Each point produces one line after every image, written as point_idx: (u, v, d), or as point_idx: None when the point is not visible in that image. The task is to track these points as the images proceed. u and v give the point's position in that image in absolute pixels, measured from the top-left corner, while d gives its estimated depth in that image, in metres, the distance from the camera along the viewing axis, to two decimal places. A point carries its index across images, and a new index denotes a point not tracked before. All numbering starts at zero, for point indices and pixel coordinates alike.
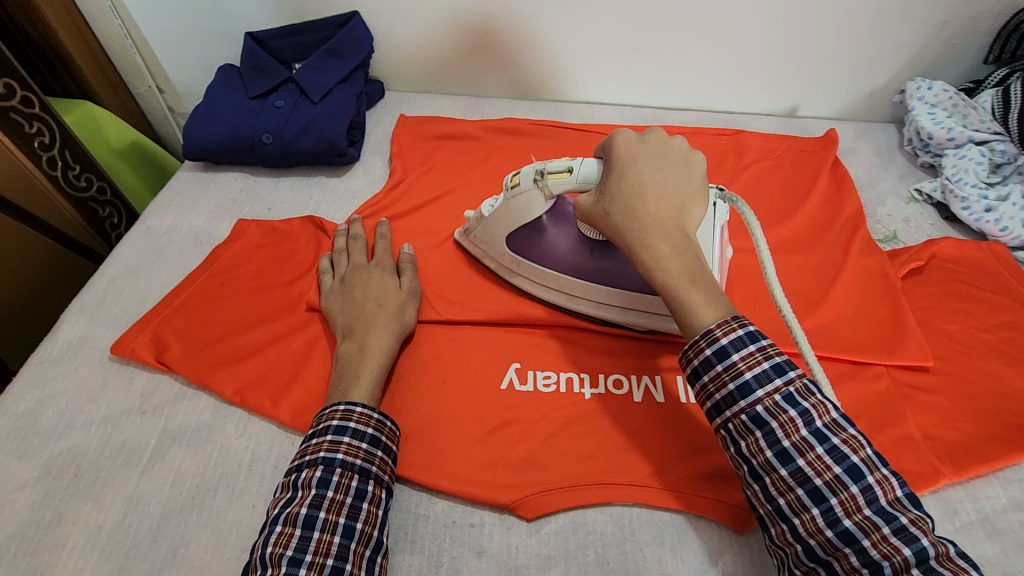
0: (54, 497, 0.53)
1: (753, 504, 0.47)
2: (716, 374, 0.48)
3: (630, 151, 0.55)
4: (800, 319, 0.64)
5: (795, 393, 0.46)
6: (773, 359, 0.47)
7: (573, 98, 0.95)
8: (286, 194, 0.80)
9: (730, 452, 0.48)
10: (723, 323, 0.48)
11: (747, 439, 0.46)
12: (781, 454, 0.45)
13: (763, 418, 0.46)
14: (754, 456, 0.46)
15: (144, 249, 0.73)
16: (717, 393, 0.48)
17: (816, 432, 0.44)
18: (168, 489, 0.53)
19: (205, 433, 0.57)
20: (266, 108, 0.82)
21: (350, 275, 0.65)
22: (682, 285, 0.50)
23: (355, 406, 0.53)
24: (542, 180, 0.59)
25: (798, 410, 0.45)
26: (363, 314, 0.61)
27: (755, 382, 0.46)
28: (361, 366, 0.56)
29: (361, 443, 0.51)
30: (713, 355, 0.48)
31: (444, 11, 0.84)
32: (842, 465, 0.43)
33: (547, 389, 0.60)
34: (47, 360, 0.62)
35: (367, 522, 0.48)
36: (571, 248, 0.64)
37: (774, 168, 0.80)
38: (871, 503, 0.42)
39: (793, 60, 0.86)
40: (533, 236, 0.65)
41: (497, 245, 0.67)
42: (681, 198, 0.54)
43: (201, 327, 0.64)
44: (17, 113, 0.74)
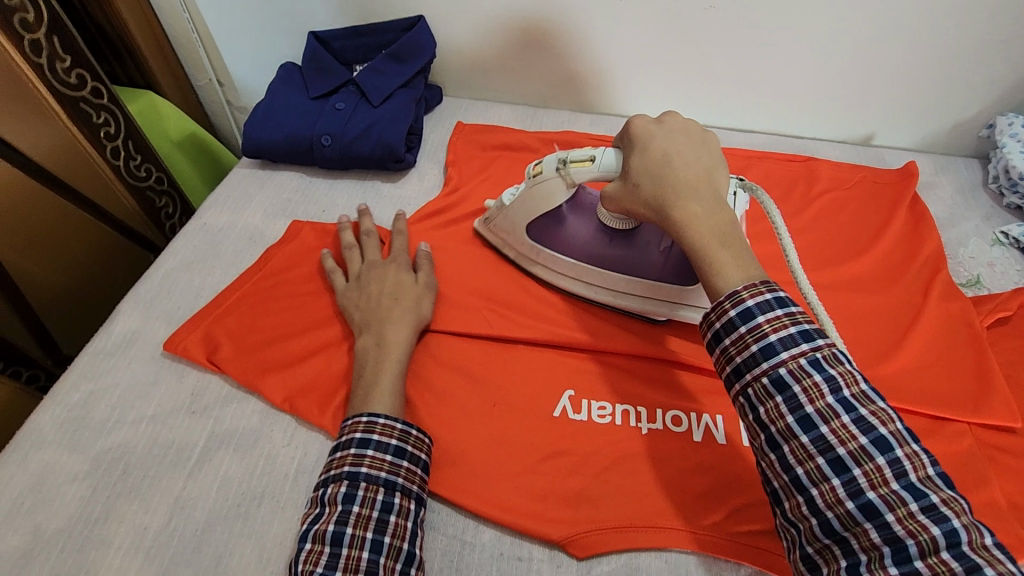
0: (102, 492, 0.53)
1: (767, 477, 0.44)
2: (739, 336, 0.45)
3: (649, 130, 0.54)
4: (877, 367, 0.60)
5: (823, 359, 0.42)
6: (801, 325, 0.43)
7: (634, 113, 0.93)
8: (341, 197, 0.80)
9: (747, 420, 0.45)
10: (751, 287, 0.45)
11: (766, 405, 0.43)
12: (804, 421, 0.41)
13: (785, 382, 0.42)
14: (773, 423, 0.42)
15: (199, 245, 0.73)
16: (738, 356, 0.45)
17: (843, 400, 0.41)
18: (214, 495, 0.53)
19: (252, 438, 0.56)
20: (327, 109, 0.82)
21: (365, 273, 0.64)
22: (711, 246, 0.48)
23: (377, 417, 0.52)
24: (563, 169, 0.59)
25: (824, 375, 0.42)
26: (381, 309, 0.61)
27: (780, 345, 0.43)
28: (380, 361, 0.56)
29: (385, 455, 0.50)
30: (737, 317, 0.45)
31: (511, 20, 0.83)
32: (868, 435, 0.40)
33: (602, 421, 0.57)
34: (100, 351, 0.63)
35: (395, 535, 0.47)
36: (589, 237, 0.64)
37: (846, 199, 0.76)
38: (900, 477, 0.39)
39: (871, 87, 0.81)
40: (552, 225, 0.65)
41: (517, 233, 0.67)
42: (706, 164, 0.53)
43: (251, 328, 0.64)
44: (87, 103, 0.75)
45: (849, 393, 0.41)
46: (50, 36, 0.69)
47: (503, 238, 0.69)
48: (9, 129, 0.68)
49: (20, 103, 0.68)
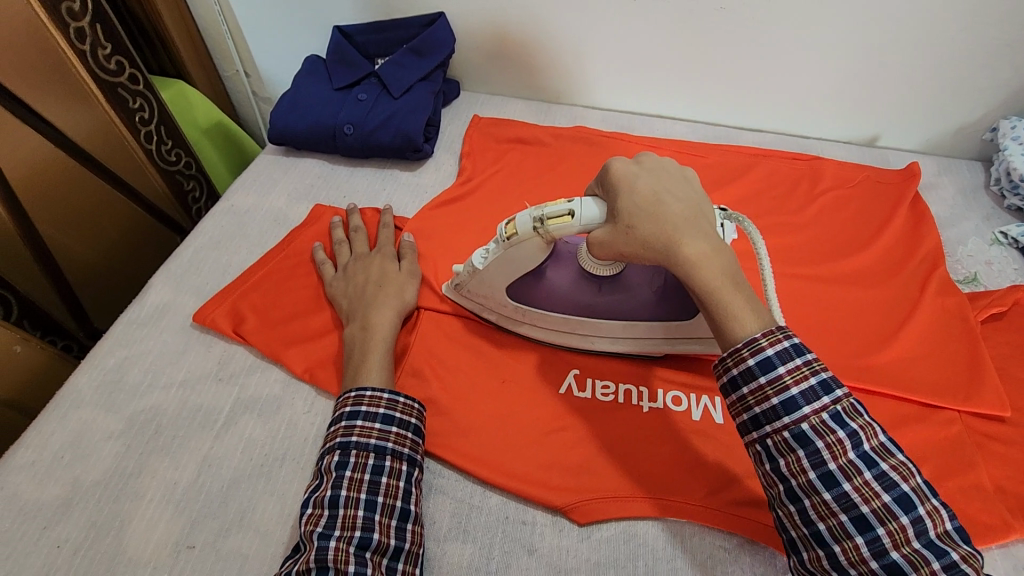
0: (135, 449, 0.56)
1: (784, 526, 0.46)
2: (758, 386, 0.46)
3: (632, 171, 0.53)
4: (874, 355, 0.63)
5: (843, 413, 0.45)
6: (820, 375, 0.46)
7: (645, 111, 0.95)
8: (361, 184, 0.83)
9: (764, 469, 0.47)
10: (768, 333, 0.46)
11: (788, 458, 0.45)
12: (827, 477, 0.44)
13: (809, 437, 0.45)
14: (794, 477, 0.45)
15: (227, 226, 0.77)
16: (758, 407, 0.46)
17: (864, 457, 0.44)
18: (239, 455, 0.56)
19: (275, 405, 0.60)
20: (350, 99, 0.85)
21: (352, 264, 0.68)
22: (723, 289, 0.48)
23: (365, 391, 0.54)
24: (542, 227, 0.54)
25: (847, 431, 0.44)
26: (366, 297, 0.64)
27: (803, 400, 0.45)
28: (367, 343, 0.59)
29: (374, 423, 0.53)
30: (757, 366, 0.46)
31: (528, 18, 0.86)
32: (890, 493, 0.43)
33: (605, 399, 0.60)
34: (134, 321, 0.66)
35: (388, 494, 0.50)
36: (577, 288, 0.60)
37: (848, 197, 0.79)
38: (919, 535, 0.42)
39: (877, 90, 0.84)
40: (534, 283, 0.61)
41: (497, 296, 0.63)
42: (694, 201, 0.52)
43: (274, 303, 0.68)
44: (124, 89, 0.79)
45: (869, 448, 0.45)
46: (94, 24, 0.74)
47: (481, 302, 0.64)
48: (53, 110, 0.72)
49: (65, 86, 0.73)
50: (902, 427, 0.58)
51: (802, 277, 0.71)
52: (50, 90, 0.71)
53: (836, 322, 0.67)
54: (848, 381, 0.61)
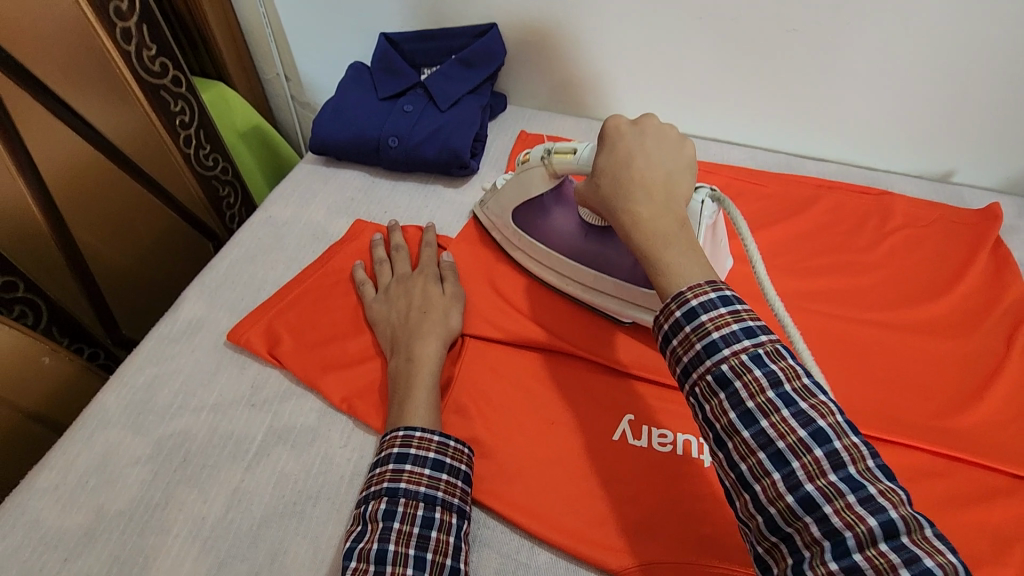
0: (161, 478, 0.53)
1: (718, 474, 0.41)
2: (685, 337, 0.42)
3: (621, 131, 0.52)
4: (957, 416, 0.58)
5: (765, 354, 0.39)
6: (745, 322, 0.40)
7: (701, 134, 0.91)
8: (403, 198, 0.80)
9: (696, 419, 0.42)
10: (696, 287, 0.42)
11: (711, 403, 0.40)
12: (745, 417, 0.38)
13: (727, 378, 0.39)
14: (718, 421, 0.40)
15: (264, 238, 0.74)
16: (686, 356, 0.42)
17: (783, 393, 0.38)
18: (271, 490, 0.53)
19: (310, 436, 0.56)
20: (395, 110, 0.82)
21: (393, 286, 0.65)
22: (654, 246, 0.46)
23: (414, 431, 0.51)
24: (548, 158, 0.62)
25: (765, 371, 0.39)
26: (410, 324, 0.60)
27: (723, 342, 0.40)
28: (412, 377, 0.55)
29: (423, 469, 0.49)
30: (682, 317, 0.42)
31: (585, 34, 0.82)
32: (807, 428, 0.37)
33: (663, 450, 0.55)
34: (167, 336, 0.64)
35: (437, 552, 0.46)
36: (571, 230, 0.67)
37: (923, 237, 0.73)
38: (838, 468, 0.36)
39: (954, 123, 0.79)
40: (537, 214, 0.68)
41: (503, 217, 0.70)
42: (668, 168, 0.50)
43: (312, 323, 0.64)
44: (166, 91, 0.78)
45: (789, 387, 0.38)
46: (140, 24, 0.72)
47: (491, 221, 0.72)
48: (95, 112, 0.70)
49: (108, 88, 0.71)
50: (990, 501, 0.53)
51: (876, 324, 0.66)
52: (94, 91, 0.69)
53: (913, 375, 0.61)
54: (931, 444, 0.56)
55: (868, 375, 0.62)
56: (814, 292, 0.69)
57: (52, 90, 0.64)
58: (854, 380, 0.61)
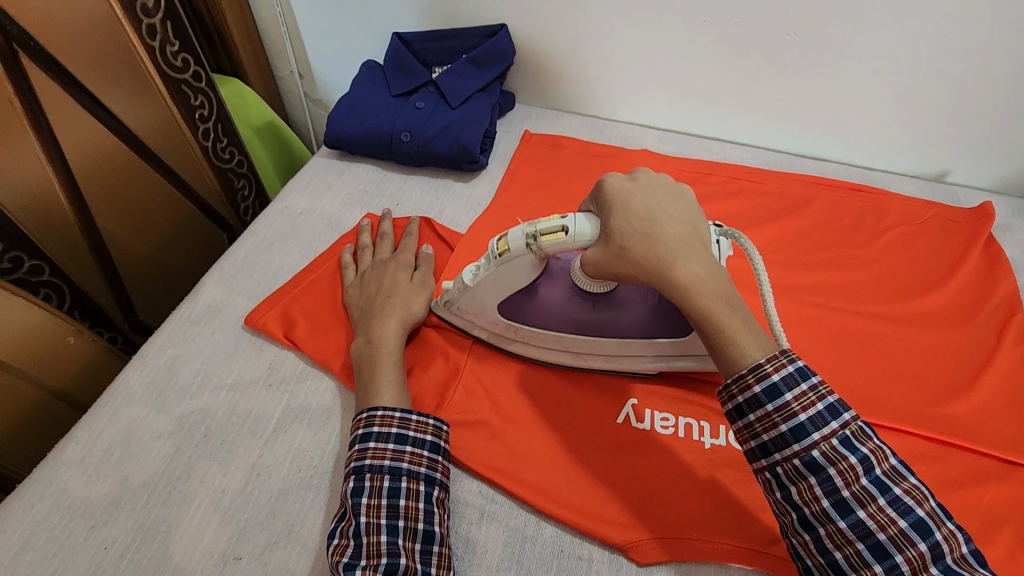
0: (184, 453, 0.55)
1: (798, 554, 0.45)
2: (765, 413, 0.45)
3: (625, 188, 0.53)
4: (948, 404, 0.60)
5: (852, 437, 0.44)
6: (827, 400, 0.44)
7: (704, 134, 0.93)
8: (414, 192, 0.82)
9: (775, 498, 0.46)
10: (772, 358, 0.45)
11: (799, 486, 0.44)
12: (840, 505, 0.42)
13: (820, 464, 0.43)
14: (807, 505, 0.43)
15: (280, 228, 0.76)
16: (765, 434, 0.45)
17: (876, 481, 0.43)
18: (289, 465, 0.55)
19: (326, 416, 0.59)
20: (407, 107, 0.85)
21: (371, 271, 0.67)
22: (720, 308, 0.46)
23: (376, 411, 0.53)
24: (535, 244, 0.53)
25: (858, 457, 0.43)
26: (376, 309, 0.62)
27: (811, 426, 0.44)
28: (374, 358, 0.58)
29: (386, 444, 0.51)
30: (763, 394, 0.44)
31: (590, 36, 0.85)
32: (907, 518, 0.41)
33: (665, 432, 0.58)
34: (187, 320, 0.66)
35: (408, 518, 0.48)
36: (567, 302, 0.60)
37: (917, 234, 0.76)
38: (938, 560, 0.40)
39: (948, 125, 0.81)
40: (526, 298, 0.61)
41: (488, 313, 0.61)
42: (687, 221, 0.52)
43: (325, 309, 0.67)
44: (188, 86, 0.80)
45: (881, 471, 0.43)
46: (165, 21, 0.75)
47: (471, 319, 0.63)
48: (121, 104, 0.73)
49: (133, 82, 0.74)
50: (979, 484, 0.55)
51: (871, 316, 0.68)
52: (119, 83, 0.72)
53: (906, 366, 0.63)
54: (923, 430, 0.58)
55: (863, 364, 0.64)
56: (812, 285, 0.71)
57: (81, 82, 0.67)
58: (849, 369, 0.63)
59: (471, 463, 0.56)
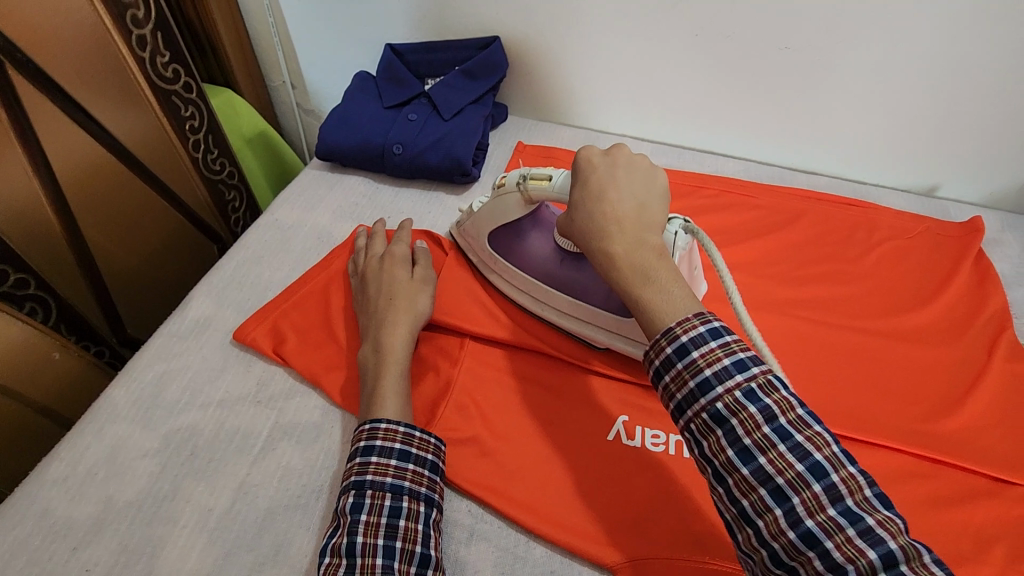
0: (169, 471, 0.55)
1: (719, 507, 0.42)
2: (677, 372, 0.43)
3: (592, 162, 0.53)
4: (939, 420, 0.60)
5: (758, 389, 0.40)
6: (736, 355, 0.42)
7: (696, 146, 0.93)
8: (406, 205, 0.82)
9: (694, 454, 0.43)
10: (684, 322, 0.43)
11: (708, 439, 0.41)
12: (742, 453, 0.39)
13: (723, 416, 0.40)
14: (716, 458, 0.41)
15: (270, 241, 0.76)
16: (679, 393, 0.43)
17: (779, 429, 0.39)
18: (276, 484, 0.54)
19: (314, 433, 0.58)
20: (399, 119, 0.84)
21: (369, 271, 0.66)
22: (635, 283, 0.46)
23: (378, 424, 0.52)
24: (523, 184, 0.61)
25: (759, 407, 0.40)
26: (379, 311, 0.62)
27: (716, 379, 0.41)
28: (379, 367, 0.57)
29: (389, 460, 0.51)
30: (674, 354, 0.42)
31: (584, 49, 0.85)
32: (805, 462, 0.38)
33: (656, 449, 0.57)
34: (175, 334, 0.65)
35: (405, 540, 0.48)
36: (547, 253, 0.66)
37: (908, 249, 0.76)
38: (836, 502, 0.37)
39: (938, 140, 0.82)
40: (513, 239, 0.67)
41: (480, 240, 0.69)
42: (640, 200, 0.51)
43: (316, 324, 0.66)
44: (178, 96, 0.80)
45: (785, 420, 0.39)
46: (155, 32, 0.75)
47: (469, 243, 0.71)
48: (109, 116, 0.72)
49: (123, 94, 0.73)
50: (971, 501, 0.55)
51: (863, 331, 0.68)
52: (110, 96, 0.72)
53: (896, 381, 0.63)
54: (916, 447, 0.58)
55: (853, 380, 0.64)
56: (803, 300, 0.71)
57: (69, 94, 0.67)
58: (841, 385, 0.63)
59: (460, 481, 0.55)
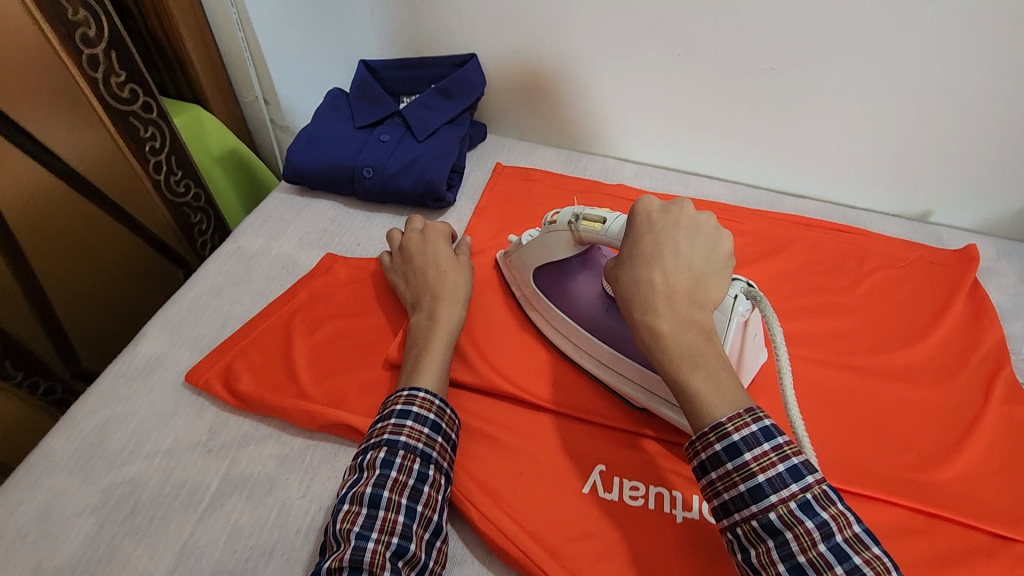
0: (108, 530, 0.51)
1: None
2: (726, 472, 0.42)
3: (651, 219, 0.51)
4: (935, 469, 0.57)
5: (813, 501, 0.40)
6: (790, 460, 0.41)
7: (681, 167, 0.90)
8: (378, 230, 0.78)
9: (736, 559, 0.42)
10: (736, 417, 0.42)
11: (757, 548, 0.41)
12: (796, 571, 0.39)
13: (776, 527, 0.40)
14: (764, 570, 0.40)
15: (231, 270, 0.72)
16: (726, 493, 0.42)
17: (835, 548, 0.39)
18: (222, 545, 0.50)
19: (267, 486, 0.54)
20: (371, 140, 0.80)
21: (410, 246, 0.68)
22: (680, 364, 0.44)
23: (418, 392, 0.53)
24: (574, 224, 0.58)
25: (816, 522, 0.39)
26: (429, 282, 0.64)
27: (769, 486, 0.41)
28: (431, 332, 0.59)
29: (422, 427, 0.51)
30: (723, 452, 0.42)
31: (565, 68, 0.82)
32: None
33: (634, 504, 0.54)
34: (123, 375, 0.61)
35: (427, 505, 0.48)
36: (593, 299, 0.62)
37: (900, 279, 0.73)
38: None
39: (931, 165, 0.79)
40: (560, 277, 0.64)
41: (526, 274, 0.67)
42: (696, 269, 0.48)
43: (276, 362, 0.62)
44: (136, 118, 0.76)
45: (841, 537, 0.39)
46: (109, 51, 0.71)
47: (514, 275, 0.69)
48: (59, 140, 0.68)
49: (73, 116, 0.69)
50: (969, 561, 0.51)
51: (854, 369, 0.65)
52: (60, 118, 0.68)
53: (889, 425, 0.60)
54: (907, 500, 0.54)
55: (842, 423, 0.60)
56: (790, 335, 0.68)
57: (12, 119, 0.62)
58: (829, 430, 0.60)
59: None
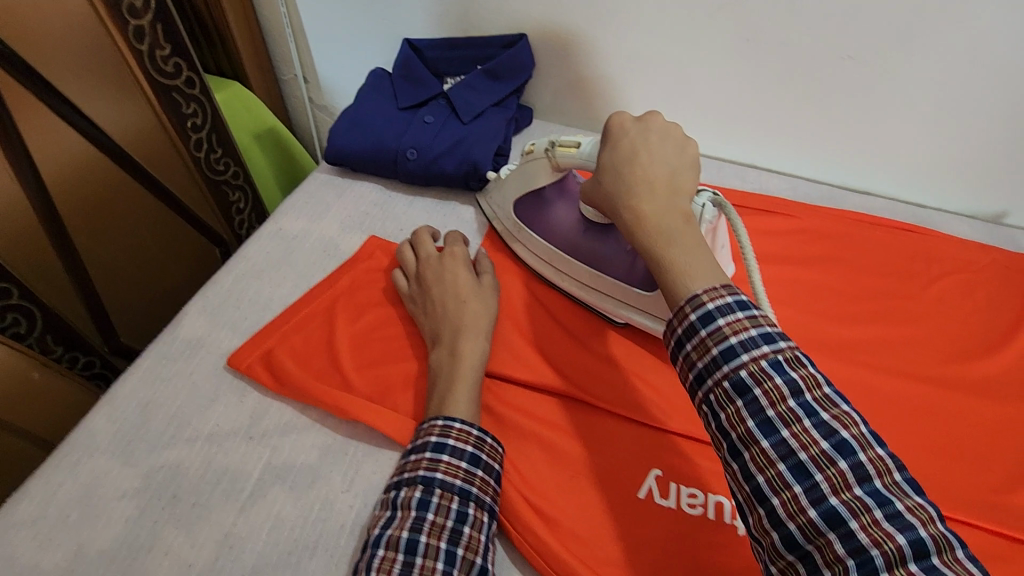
0: (150, 515, 0.50)
1: (730, 488, 0.38)
2: (700, 341, 0.40)
3: (625, 128, 0.53)
4: (1012, 490, 0.53)
5: (785, 361, 0.37)
6: (763, 327, 0.39)
7: (739, 159, 0.86)
8: (420, 217, 0.76)
9: (709, 429, 0.39)
10: (711, 289, 0.40)
11: (726, 410, 0.38)
12: (764, 424, 0.36)
13: (746, 385, 0.37)
14: (734, 430, 0.37)
15: (273, 252, 0.70)
16: (700, 362, 0.40)
17: (804, 403, 0.36)
18: (265, 537, 0.49)
19: (310, 478, 0.52)
20: (415, 121, 0.78)
21: (423, 271, 0.63)
22: (660, 244, 0.45)
23: (453, 422, 0.50)
24: (551, 151, 0.61)
25: (785, 378, 0.36)
26: (448, 315, 0.59)
27: (741, 347, 0.38)
28: (455, 371, 0.55)
29: (460, 462, 0.48)
30: (698, 321, 0.40)
31: (621, 50, 0.78)
32: (830, 439, 0.34)
33: (693, 513, 0.51)
34: (165, 356, 0.60)
35: (468, 548, 0.45)
36: (570, 224, 0.66)
37: (976, 285, 0.68)
38: (863, 482, 0.33)
39: (1012, 165, 0.73)
40: (540, 206, 0.68)
41: (505, 207, 0.70)
42: (672, 165, 0.50)
43: (319, 349, 0.60)
44: (179, 93, 0.74)
45: (810, 395, 0.36)
46: (155, 23, 0.69)
47: (494, 210, 0.72)
48: (102, 114, 0.68)
49: (115, 91, 0.68)
50: None
51: (926, 381, 0.61)
52: (103, 92, 0.67)
53: (963, 441, 0.57)
54: (983, 523, 0.51)
55: (913, 437, 0.57)
56: (857, 340, 0.64)
57: (58, 90, 0.62)
58: (898, 447, 0.56)
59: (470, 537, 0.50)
